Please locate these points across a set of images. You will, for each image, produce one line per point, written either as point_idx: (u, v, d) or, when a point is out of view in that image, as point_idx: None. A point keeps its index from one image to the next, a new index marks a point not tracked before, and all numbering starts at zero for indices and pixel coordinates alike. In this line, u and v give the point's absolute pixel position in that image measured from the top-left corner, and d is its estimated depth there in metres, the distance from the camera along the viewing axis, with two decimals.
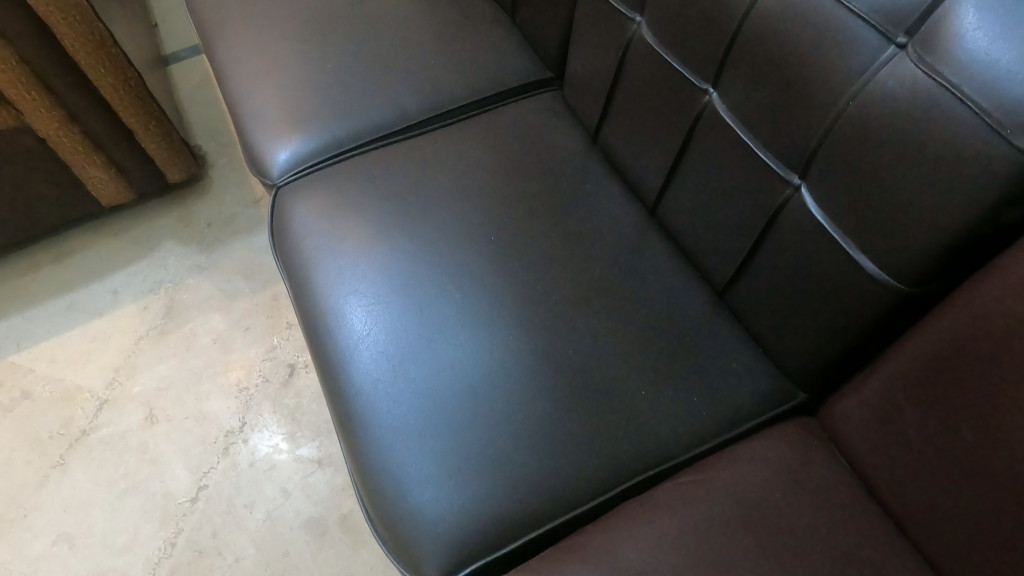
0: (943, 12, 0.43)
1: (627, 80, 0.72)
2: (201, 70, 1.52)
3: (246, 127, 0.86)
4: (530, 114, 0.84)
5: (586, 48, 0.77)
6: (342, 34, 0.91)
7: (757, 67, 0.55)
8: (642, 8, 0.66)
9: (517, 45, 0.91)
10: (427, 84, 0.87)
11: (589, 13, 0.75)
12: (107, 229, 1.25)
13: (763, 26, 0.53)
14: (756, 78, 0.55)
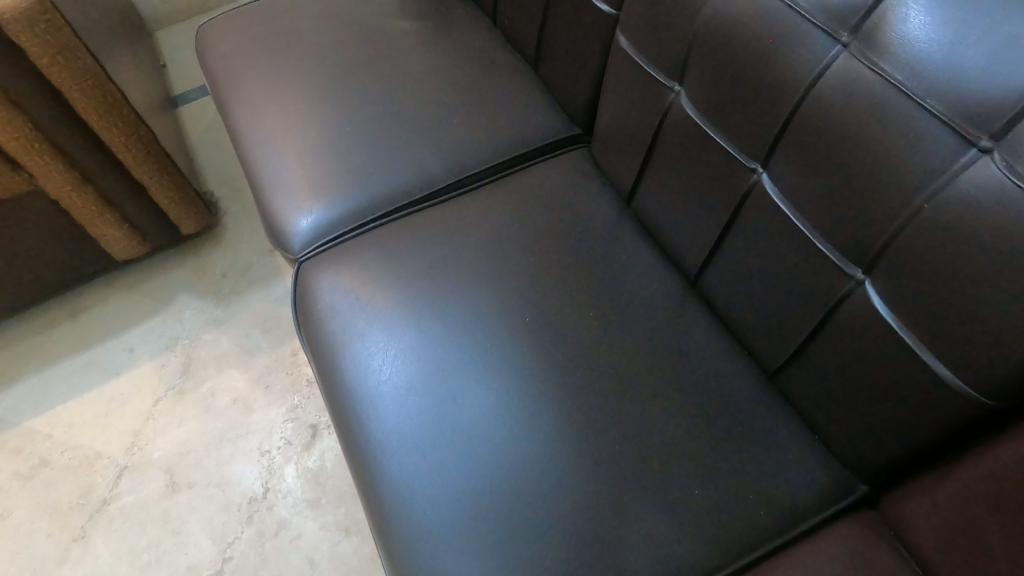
0: None
1: (664, 148, 0.69)
2: (211, 110, 1.50)
3: (264, 194, 0.83)
4: (559, 175, 0.81)
5: (619, 110, 0.74)
6: (361, 93, 0.89)
7: (816, 154, 0.52)
8: (683, 79, 0.63)
9: (541, 99, 0.88)
10: (451, 145, 0.84)
11: (622, 76, 0.72)
12: (121, 283, 1.23)
13: (825, 113, 0.50)
14: (815, 165, 0.52)
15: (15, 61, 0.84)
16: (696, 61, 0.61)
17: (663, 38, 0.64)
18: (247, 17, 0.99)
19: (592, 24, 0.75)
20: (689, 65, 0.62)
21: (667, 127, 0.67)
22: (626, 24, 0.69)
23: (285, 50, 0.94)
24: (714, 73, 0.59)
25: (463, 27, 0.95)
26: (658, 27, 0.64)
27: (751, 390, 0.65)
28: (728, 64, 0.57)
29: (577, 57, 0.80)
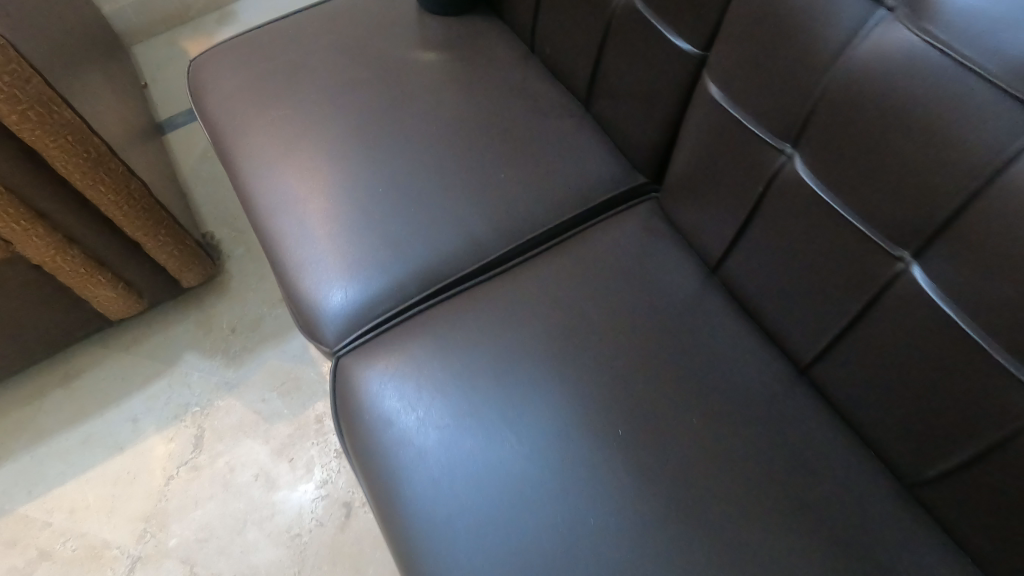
0: None
1: (766, 215, 0.58)
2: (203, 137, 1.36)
3: (286, 267, 0.72)
4: (629, 237, 0.71)
5: (704, 166, 0.64)
6: (391, 143, 0.77)
7: (1006, 257, 0.42)
8: (799, 139, 0.53)
9: (596, 140, 0.77)
10: (499, 203, 0.73)
11: (709, 126, 0.61)
12: (119, 342, 1.11)
13: (1020, 206, 0.40)
14: (1002, 269, 0.42)
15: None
16: (820, 123, 0.51)
17: (773, 89, 0.53)
18: (248, 52, 0.87)
19: (666, 63, 0.64)
20: (811, 124, 0.51)
21: (772, 192, 0.57)
22: (718, 69, 0.58)
23: (296, 92, 0.82)
24: (848, 141, 0.49)
25: (497, 55, 0.83)
26: (767, 76, 0.53)
27: (884, 502, 0.56)
28: (873, 132, 0.47)
29: (643, 98, 0.69)
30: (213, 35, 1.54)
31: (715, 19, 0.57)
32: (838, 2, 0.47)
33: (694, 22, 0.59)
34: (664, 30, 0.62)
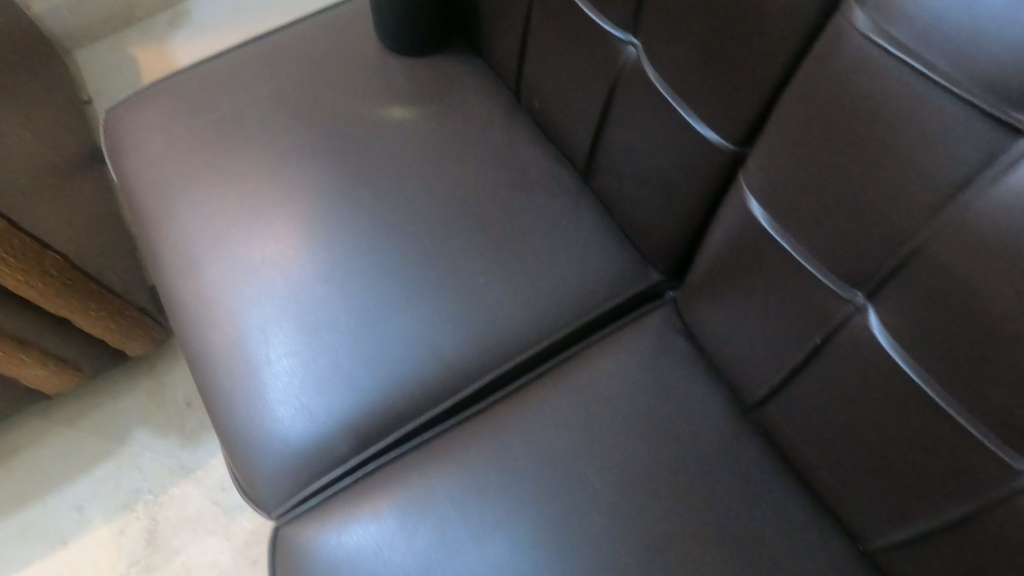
0: None
1: (822, 374, 0.45)
2: None
3: (220, 397, 0.58)
4: (641, 359, 0.57)
5: (739, 290, 0.50)
6: (350, 232, 0.62)
7: None
8: (877, 292, 0.39)
9: (596, 226, 0.62)
10: (479, 313, 0.59)
11: (747, 246, 0.46)
12: (60, 414, 0.96)
13: None
14: None
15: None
16: (908, 283, 0.36)
17: (838, 225, 0.39)
18: (173, 102, 0.70)
19: (689, 154, 0.49)
20: (896, 280, 0.37)
21: (834, 350, 0.43)
22: (760, 179, 0.43)
23: (230, 160, 0.66)
24: (954, 317, 0.35)
25: (478, 112, 0.68)
26: (828, 206, 0.39)
27: None
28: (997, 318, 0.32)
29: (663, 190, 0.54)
30: (167, 40, 1.26)
31: (754, 113, 0.42)
32: (948, 127, 0.31)
33: (728, 112, 0.44)
34: (688, 115, 0.47)
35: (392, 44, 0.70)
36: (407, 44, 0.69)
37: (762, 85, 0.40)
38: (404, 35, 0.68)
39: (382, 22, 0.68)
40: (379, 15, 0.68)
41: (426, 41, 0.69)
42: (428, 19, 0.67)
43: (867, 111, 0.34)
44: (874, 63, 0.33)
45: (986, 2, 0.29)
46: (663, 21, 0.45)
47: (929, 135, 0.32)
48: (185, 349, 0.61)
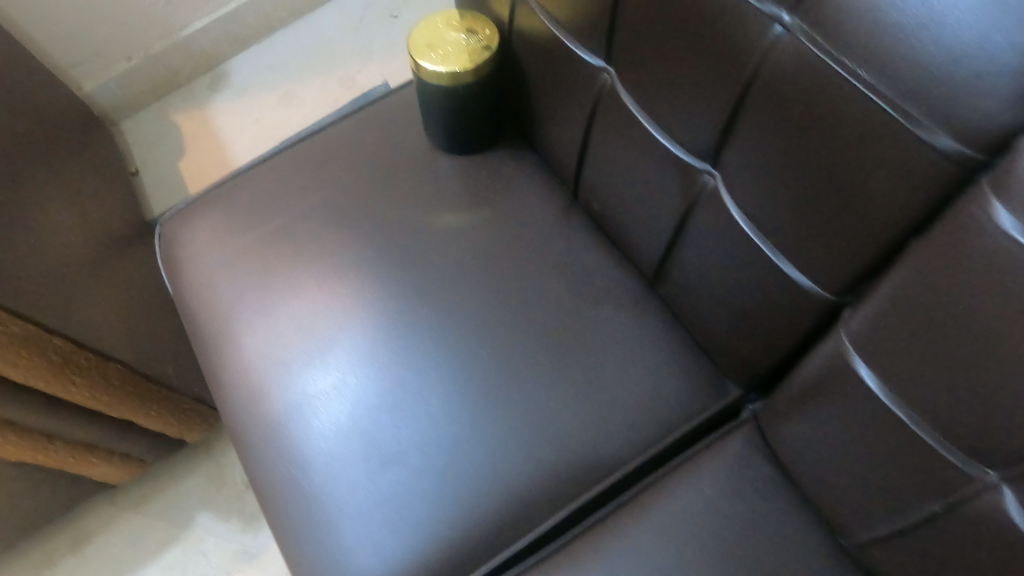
0: None
1: (945, 537, 0.41)
2: None
3: (292, 535, 0.56)
4: (727, 488, 0.53)
5: (838, 431, 0.45)
6: (412, 352, 0.60)
7: None
8: (1020, 476, 0.35)
9: (667, 336, 0.59)
10: (550, 438, 0.56)
11: (854, 394, 0.42)
12: (128, 499, 0.98)
13: None
14: None
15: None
16: None
17: (966, 405, 0.35)
18: (223, 213, 0.69)
19: (774, 289, 0.46)
20: None
21: (962, 521, 0.39)
22: (868, 338, 0.39)
23: (286, 276, 0.64)
24: None
25: (534, 212, 0.65)
26: (955, 385, 0.35)
27: None
28: None
29: (747, 319, 0.50)
30: (207, 104, 1.25)
31: (856, 271, 0.39)
32: None
33: (828, 260, 0.40)
34: (773, 253, 0.44)
35: (448, 147, 0.67)
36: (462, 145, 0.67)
37: (873, 248, 0.38)
38: (460, 138, 0.66)
39: (434, 127, 0.66)
40: (430, 119, 0.65)
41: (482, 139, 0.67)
42: (481, 120, 0.64)
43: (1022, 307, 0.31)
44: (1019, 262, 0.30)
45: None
46: (749, 161, 0.42)
47: None
48: (252, 480, 0.60)
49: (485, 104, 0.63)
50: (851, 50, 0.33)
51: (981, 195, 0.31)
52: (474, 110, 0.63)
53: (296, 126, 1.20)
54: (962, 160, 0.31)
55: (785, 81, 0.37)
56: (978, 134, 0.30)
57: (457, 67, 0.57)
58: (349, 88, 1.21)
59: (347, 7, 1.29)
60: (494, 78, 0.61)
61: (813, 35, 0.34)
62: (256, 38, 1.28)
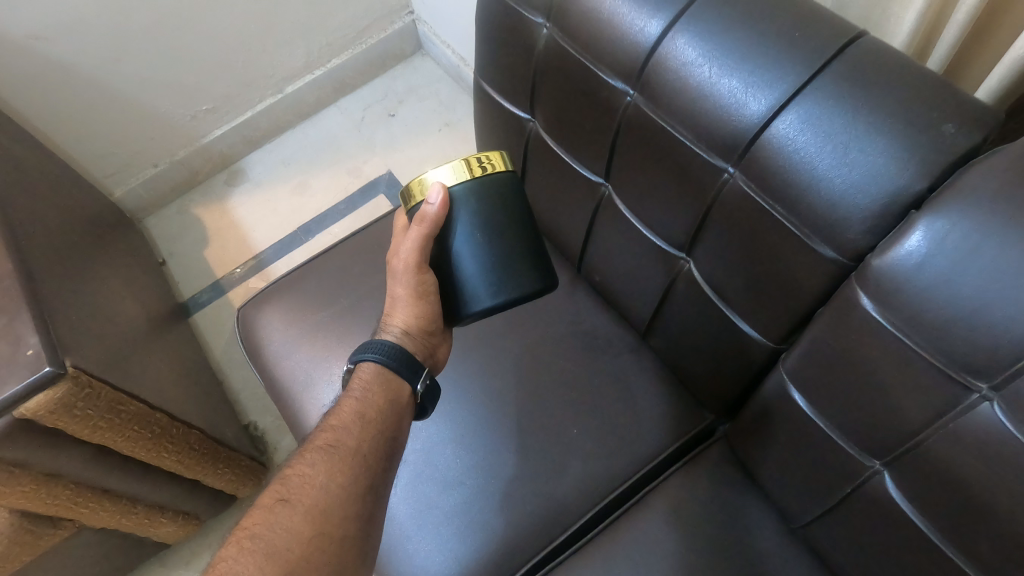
0: None
1: (856, 515, 0.59)
2: (230, 313, 1.28)
3: (387, 534, 0.72)
4: (700, 490, 0.72)
5: (772, 437, 0.65)
6: (468, 388, 0.79)
7: None
8: (887, 459, 0.54)
9: (654, 375, 0.79)
10: (567, 449, 0.75)
11: (781, 412, 0.62)
12: (176, 557, 1.08)
13: None
14: None
15: (33, 441, 0.66)
16: (920, 461, 0.51)
17: (864, 417, 0.54)
18: (298, 297, 0.85)
19: (734, 341, 0.66)
20: (911, 459, 0.52)
21: (861, 494, 0.58)
22: (792, 370, 0.59)
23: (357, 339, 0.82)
24: (957, 491, 0.49)
25: (546, 287, 0.86)
26: (844, 395, 0.55)
27: None
28: (955, 490, 0.49)
29: (714, 361, 0.70)
30: (226, 198, 1.40)
31: (784, 325, 0.60)
32: (912, 365, 0.49)
33: (767, 319, 0.61)
34: (730, 314, 0.65)
35: (490, 310, 0.64)
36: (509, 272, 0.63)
37: (794, 312, 0.58)
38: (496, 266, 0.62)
39: (458, 298, 0.64)
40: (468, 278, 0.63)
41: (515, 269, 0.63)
42: (518, 264, 0.63)
43: (864, 346, 0.52)
44: (875, 326, 0.50)
45: (854, 204, 0.51)
46: (712, 255, 0.64)
47: (906, 371, 0.49)
48: (392, 515, 0.73)
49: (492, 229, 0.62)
50: (765, 191, 0.56)
51: (851, 286, 0.52)
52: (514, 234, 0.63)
53: (309, 212, 1.37)
54: (838, 262, 0.53)
55: (732, 206, 0.59)
56: (842, 242, 0.52)
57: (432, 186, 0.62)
58: (356, 177, 1.40)
59: (348, 108, 1.49)
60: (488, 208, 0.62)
61: (745, 181, 0.57)
62: (268, 137, 1.45)
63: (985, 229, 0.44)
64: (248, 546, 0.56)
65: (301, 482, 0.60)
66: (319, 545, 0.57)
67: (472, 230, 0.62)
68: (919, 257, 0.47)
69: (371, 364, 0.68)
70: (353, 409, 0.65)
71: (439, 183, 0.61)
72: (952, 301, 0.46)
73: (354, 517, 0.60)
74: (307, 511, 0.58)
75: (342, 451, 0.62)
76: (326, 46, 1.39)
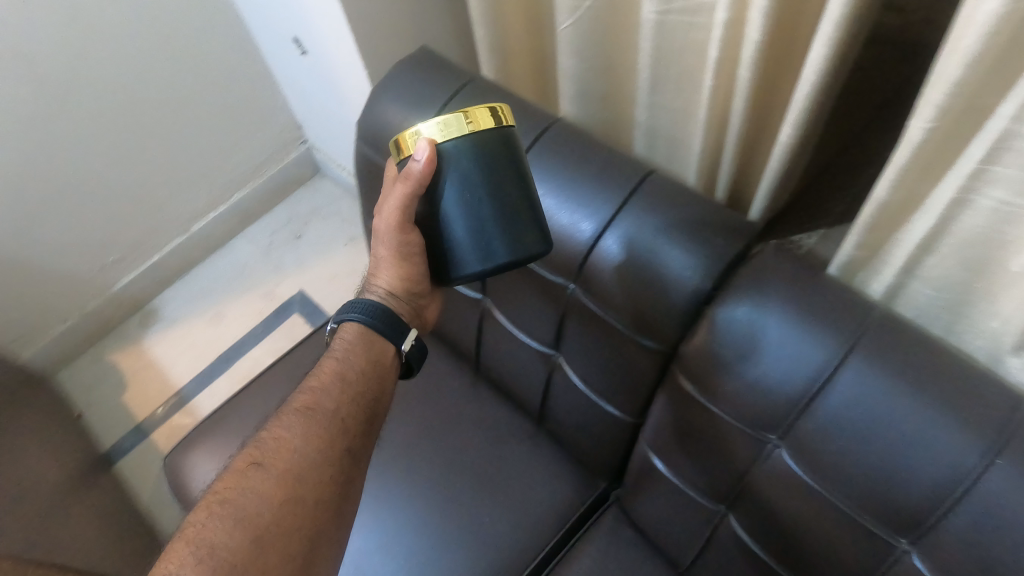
0: None
1: (721, 552, 0.71)
2: (154, 454, 1.30)
3: None
4: (604, 552, 0.81)
5: (649, 498, 0.76)
6: (389, 496, 0.87)
7: None
8: (728, 503, 0.67)
9: (553, 454, 0.90)
10: (484, 538, 0.83)
11: (649, 476, 0.75)
12: None
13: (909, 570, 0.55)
14: None
15: None
16: (751, 500, 0.64)
17: (706, 471, 0.67)
18: (222, 440, 0.91)
19: (604, 419, 0.78)
20: (744, 500, 0.65)
21: (720, 535, 0.70)
22: (648, 441, 0.72)
23: None
24: (781, 518, 0.62)
25: (451, 389, 0.97)
26: (688, 457, 0.68)
27: None
28: (779, 520, 0.62)
29: (595, 437, 0.82)
30: (141, 340, 1.44)
31: (637, 403, 0.73)
32: (726, 428, 0.63)
33: (624, 401, 0.74)
34: (597, 398, 0.77)
35: (478, 275, 0.60)
36: (505, 239, 0.58)
37: (641, 393, 0.72)
38: (488, 231, 0.57)
39: (445, 262, 0.60)
40: (461, 241, 0.58)
41: (513, 237, 0.58)
42: (516, 231, 0.58)
43: (690, 415, 0.65)
44: (694, 399, 0.64)
45: (662, 303, 0.65)
46: (573, 351, 0.77)
47: (722, 431, 0.63)
48: None
49: (488, 190, 0.57)
50: (599, 299, 0.70)
51: (673, 370, 0.66)
52: (512, 201, 0.58)
53: (226, 341, 1.43)
54: (661, 351, 0.67)
55: (579, 312, 0.73)
56: (660, 335, 0.66)
57: (423, 136, 0.56)
58: (270, 300, 1.48)
59: (256, 236, 1.58)
60: (485, 166, 0.57)
61: (583, 292, 0.71)
62: (179, 275, 1.51)
63: (747, 311, 0.60)
64: (219, 511, 0.57)
65: (275, 446, 0.62)
66: (292, 510, 0.59)
67: (465, 193, 0.57)
68: (711, 339, 0.61)
69: (355, 324, 0.71)
70: (334, 371, 0.68)
71: (428, 139, 0.56)
72: (740, 370, 0.60)
73: (330, 481, 0.62)
74: (281, 475, 0.60)
75: (320, 413, 0.65)
76: (227, 183, 1.49)
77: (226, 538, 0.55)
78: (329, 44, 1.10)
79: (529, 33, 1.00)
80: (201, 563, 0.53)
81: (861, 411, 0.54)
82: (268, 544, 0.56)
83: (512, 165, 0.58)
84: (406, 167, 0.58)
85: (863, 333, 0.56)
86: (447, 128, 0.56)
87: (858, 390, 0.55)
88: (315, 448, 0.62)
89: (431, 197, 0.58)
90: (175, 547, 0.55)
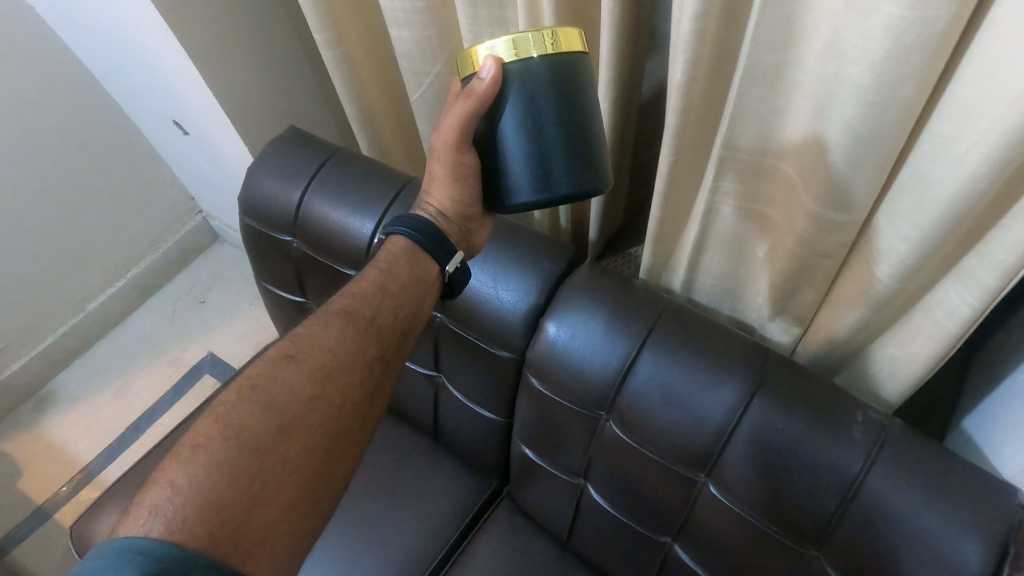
0: (870, 490, 0.62)
1: (587, 515, 0.85)
2: (55, 536, 1.31)
3: None
4: (496, 538, 0.93)
5: (529, 481, 0.90)
6: None
7: (709, 531, 0.73)
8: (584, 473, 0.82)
9: (450, 463, 1.02)
10: (386, 546, 0.94)
11: (526, 463, 0.88)
12: None
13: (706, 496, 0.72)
14: (708, 538, 0.74)
15: None
16: (598, 466, 0.79)
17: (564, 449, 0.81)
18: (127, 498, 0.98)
19: (483, 422, 0.92)
20: (594, 467, 0.80)
21: (584, 501, 0.84)
22: (519, 434, 0.86)
23: None
24: (621, 477, 0.77)
25: None
26: (549, 440, 0.82)
27: None
28: (620, 477, 0.77)
29: (480, 439, 0.95)
30: (38, 425, 1.44)
31: (506, 404, 0.87)
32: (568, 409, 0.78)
33: (495, 403, 0.88)
34: (475, 405, 0.91)
35: (529, 206, 0.61)
36: (559, 167, 0.59)
37: (506, 395, 0.86)
38: (543, 156, 0.58)
39: (495, 185, 0.62)
40: (515, 166, 0.59)
41: (568, 162, 0.59)
42: (572, 157, 0.59)
43: (543, 405, 0.80)
44: (542, 393, 0.79)
45: (508, 317, 0.79)
46: (449, 368, 0.90)
47: (566, 413, 0.78)
48: None
49: (552, 111, 0.57)
50: (461, 322, 0.83)
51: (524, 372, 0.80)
52: (570, 125, 0.58)
53: (130, 413, 1.46)
54: (514, 357, 0.81)
55: (447, 334, 0.86)
56: (511, 344, 0.80)
57: (490, 54, 0.56)
58: (176, 366, 1.52)
59: (158, 306, 1.62)
60: (551, 88, 0.57)
61: (447, 318, 0.85)
62: (76, 355, 1.53)
63: (570, 317, 0.75)
64: (248, 395, 0.63)
65: (310, 344, 0.68)
66: (318, 406, 0.65)
67: (525, 116, 0.57)
68: (548, 343, 0.76)
69: (401, 238, 0.74)
70: (377, 280, 0.71)
71: (493, 56, 0.56)
72: (572, 365, 0.75)
73: (355, 386, 0.68)
74: (311, 370, 0.66)
75: (357, 319, 0.70)
76: (120, 259, 1.53)
77: (255, 419, 0.62)
78: (206, 124, 1.20)
79: (393, 101, 1.15)
80: (228, 439, 0.60)
81: (658, 383, 0.70)
82: (290, 432, 0.63)
83: (577, 88, 0.58)
84: (469, 85, 0.58)
85: (655, 322, 0.73)
86: (518, 45, 0.55)
87: (654, 368, 0.71)
88: (347, 350, 0.68)
89: (490, 117, 0.59)
90: (207, 420, 0.61)
